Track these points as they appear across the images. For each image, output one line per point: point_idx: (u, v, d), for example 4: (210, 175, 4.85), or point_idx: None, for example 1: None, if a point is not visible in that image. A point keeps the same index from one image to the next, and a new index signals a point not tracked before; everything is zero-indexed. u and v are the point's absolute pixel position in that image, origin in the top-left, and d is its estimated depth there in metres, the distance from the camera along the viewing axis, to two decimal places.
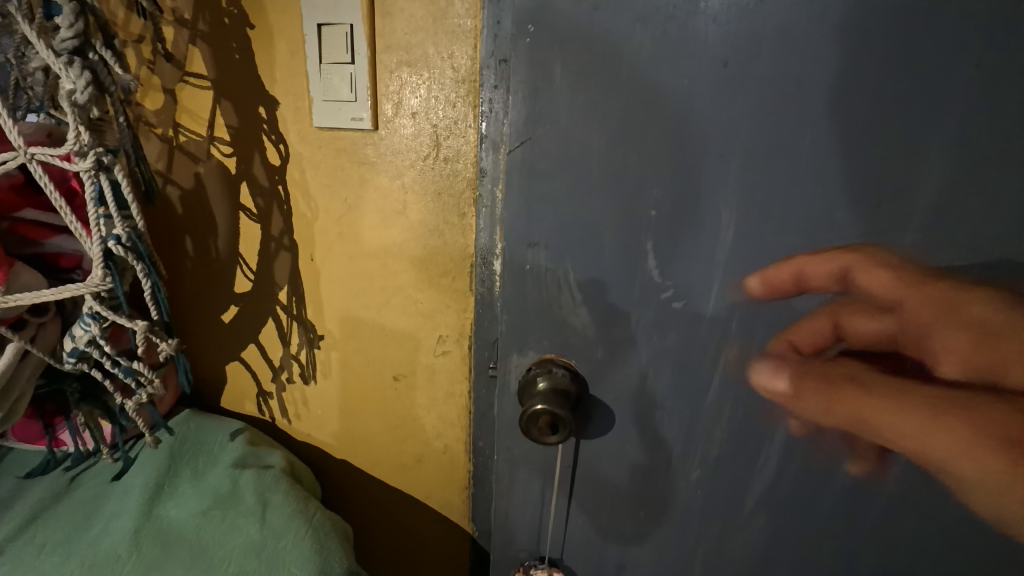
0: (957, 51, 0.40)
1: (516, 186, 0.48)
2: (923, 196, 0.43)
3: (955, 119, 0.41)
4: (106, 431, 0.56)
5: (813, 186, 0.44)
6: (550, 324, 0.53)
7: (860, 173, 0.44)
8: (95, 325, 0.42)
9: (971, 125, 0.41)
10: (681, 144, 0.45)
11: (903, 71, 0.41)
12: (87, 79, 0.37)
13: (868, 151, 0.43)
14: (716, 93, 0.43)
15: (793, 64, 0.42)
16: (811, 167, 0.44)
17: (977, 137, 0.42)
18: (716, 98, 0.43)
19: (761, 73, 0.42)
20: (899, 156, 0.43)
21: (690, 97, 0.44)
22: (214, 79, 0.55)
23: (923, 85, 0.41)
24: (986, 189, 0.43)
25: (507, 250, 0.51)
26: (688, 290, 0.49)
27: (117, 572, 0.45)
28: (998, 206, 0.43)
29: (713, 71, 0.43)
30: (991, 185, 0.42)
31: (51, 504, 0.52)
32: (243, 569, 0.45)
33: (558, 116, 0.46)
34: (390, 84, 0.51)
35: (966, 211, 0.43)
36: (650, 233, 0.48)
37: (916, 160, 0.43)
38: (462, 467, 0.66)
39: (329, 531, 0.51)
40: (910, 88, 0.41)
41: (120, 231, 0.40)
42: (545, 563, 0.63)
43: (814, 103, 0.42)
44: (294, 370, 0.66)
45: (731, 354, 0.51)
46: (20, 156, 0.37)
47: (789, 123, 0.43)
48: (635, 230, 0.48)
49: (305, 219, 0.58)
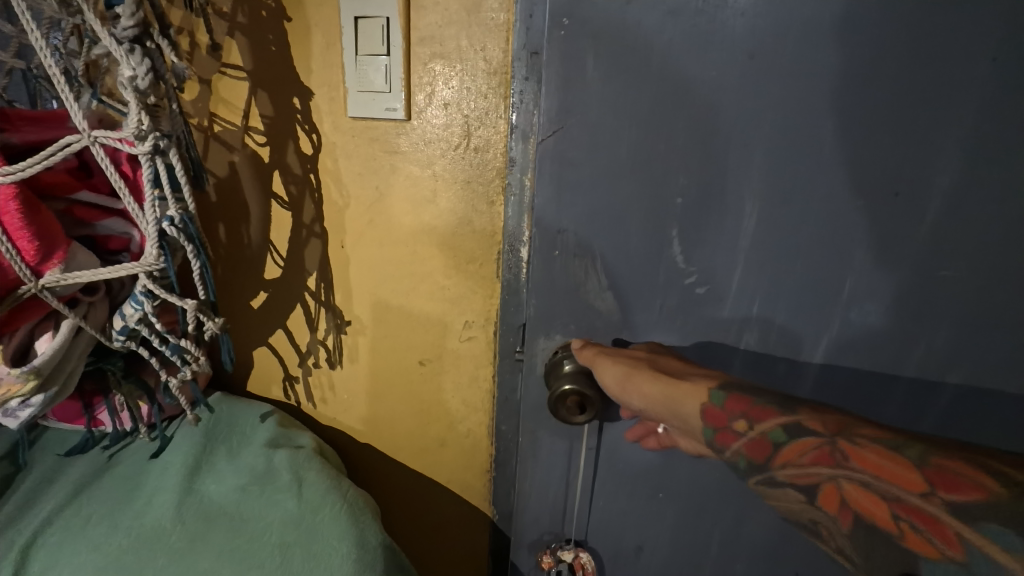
0: (980, 44, 0.41)
1: (547, 173, 0.50)
2: (940, 186, 0.45)
3: (974, 110, 0.43)
4: (144, 412, 0.58)
5: (835, 175, 0.46)
6: (576, 308, 0.55)
7: (882, 163, 0.45)
8: (147, 302, 0.44)
9: (992, 115, 0.43)
10: (707, 134, 0.47)
11: (924, 63, 0.42)
12: (146, 66, 0.39)
13: (890, 142, 0.45)
14: (744, 84, 0.45)
15: (817, 57, 0.43)
16: (834, 155, 0.46)
17: (999, 128, 0.43)
18: (743, 89, 0.45)
19: (787, 65, 0.44)
20: (921, 145, 0.44)
21: (718, 91, 0.46)
22: (249, 70, 0.56)
23: (944, 78, 0.42)
24: (1007, 176, 0.44)
25: (536, 235, 0.53)
26: (711, 275, 0.51)
27: (164, 542, 0.47)
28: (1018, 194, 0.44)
29: (738, 62, 0.45)
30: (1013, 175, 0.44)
31: (93, 480, 0.53)
32: (283, 541, 0.47)
33: (589, 107, 0.48)
34: (422, 76, 0.53)
35: (984, 198, 0.45)
36: (676, 220, 0.50)
37: (935, 150, 0.44)
38: (485, 450, 0.68)
39: (363, 506, 0.52)
40: (930, 79, 0.43)
41: (174, 213, 0.42)
42: (571, 544, 0.65)
43: (838, 94, 0.44)
44: (321, 355, 0.67)
45: (752, 337, 0.53)
46: (85, 139, 0.39)
47: (813, 114, 0.45)
48: (661, 217, 0.50)
49: (336, 206, 0.60)
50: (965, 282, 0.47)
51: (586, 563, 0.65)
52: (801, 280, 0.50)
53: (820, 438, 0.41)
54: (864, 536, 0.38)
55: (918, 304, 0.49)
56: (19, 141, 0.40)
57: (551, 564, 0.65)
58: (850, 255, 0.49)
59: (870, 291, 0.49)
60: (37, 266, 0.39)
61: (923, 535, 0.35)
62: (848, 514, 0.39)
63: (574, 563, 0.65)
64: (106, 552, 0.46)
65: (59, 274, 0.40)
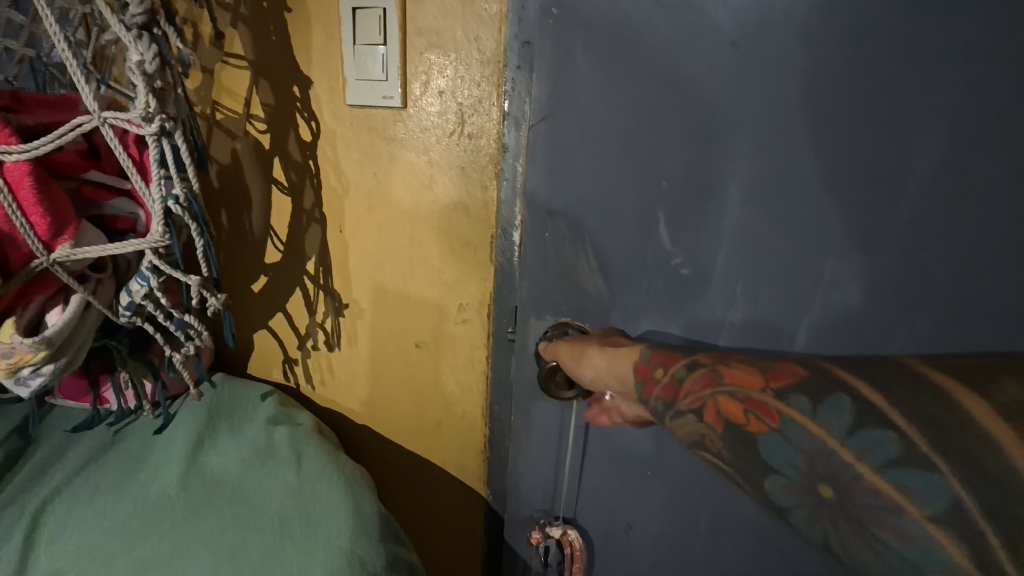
0: (958, 31, 0.42)
1: (538, 158, 0.52)
2: (917, 169, 0.46)
3: (953, 95, 0.43)
4: (148, 390, 0.60)
5: (817, 159, 0.47)
6: (567, 289, 0.57)
7: (863, 148, 0.46)
8: (153, 278, 0.46)
9: (973, 101, 0.43)
10: (692, 121, 0.49)
11: (903, 50, 0.43)
12: (154, 51, 0.40)
13: (870, 130, 0.45)
14: (727, 71, 0.47)
15: (797, 45, 0.45)
16: (817, 141, 0.47)
17: (970, 120, 0.43)
18: (727, 76, 0.47)
19: (768, 54, 0.46)
20: (903, 131, 0.45)
21: (702, 79, 0.47)
22: (251, 60, 0.58)
23: (924, 62, 0.43)
24: (988, 163, 0.44)
25: (529, 218, 0.55)
26: (697, 257, 0.53)
27: (169, 509, 0.49)
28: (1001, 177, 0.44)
29: (722, 51, 0.46)
30: (994, 161, 0.44)
31: (100, 453, 0.55)
32: (283, 509, 0.49)
33: (579, 94, 0.50)
34: (418, 66, 0.54)
35: (966, 184, 0.45)
36: (663, 203, 0.51)
37: (916, 136, 0.45)
38: (480, 431, 0.69)
39: (359, 479, 0.54)
40: (908, 65, 0.44)
41: (179, 192, 0.44)
42: (560, 521, 0.67)
43: (820, 80, 0.45)
44: (320, 338, 0.69)
45: (737, 319, 0.54)
46: (95, 119, 0.41)
47: (795, 99, 0.46)
48: (649, 201, 0.52)
49: (335, 192, 0.61)
50: (950, 269, 0.47)
51: (574, 540, 0.67)
52: (784, 263, 0.51)
53: (707, 368, 0.46)
54: (734, 439, 0.42)
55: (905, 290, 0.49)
56: (33, 123, 0.42)
57: (540, 540, 0.66)
58: (832, 239, 0.49)
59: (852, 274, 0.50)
60: (48, 241, 0.41)
61: (768, 417, 0.40)
62: (722, 423, 0.43)
63: (563, 539, 0.66)
64: (113, 518, 0.48)
65: (69, 249, 0.42)
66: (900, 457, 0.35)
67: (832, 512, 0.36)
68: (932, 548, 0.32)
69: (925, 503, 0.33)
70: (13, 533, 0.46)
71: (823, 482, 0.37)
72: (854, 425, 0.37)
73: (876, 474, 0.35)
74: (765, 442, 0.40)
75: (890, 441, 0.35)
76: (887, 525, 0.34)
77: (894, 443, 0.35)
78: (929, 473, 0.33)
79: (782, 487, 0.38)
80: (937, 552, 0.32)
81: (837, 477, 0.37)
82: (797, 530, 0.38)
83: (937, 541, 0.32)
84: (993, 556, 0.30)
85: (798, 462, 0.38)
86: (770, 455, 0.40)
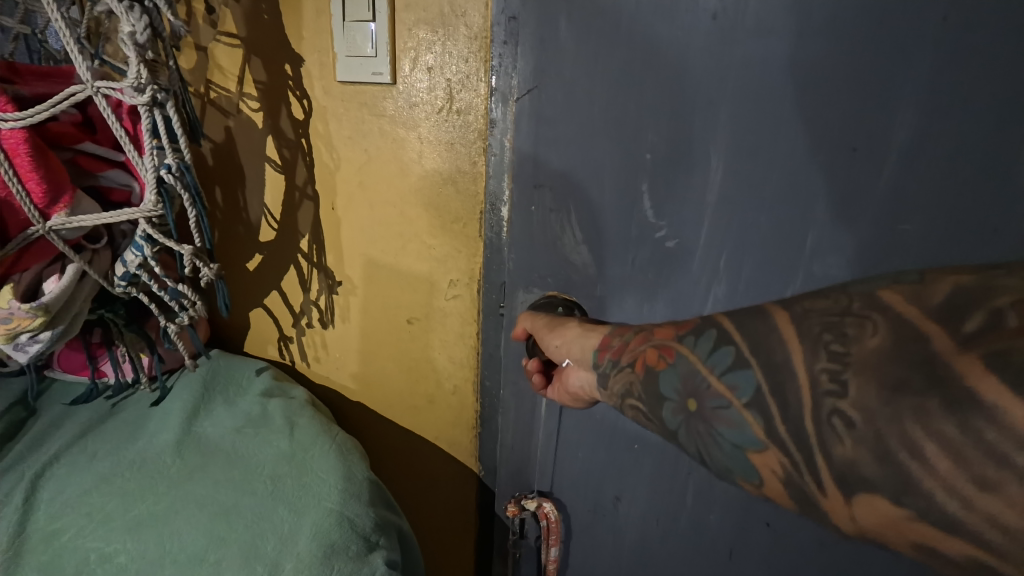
0: None
1: (525, 132, 0.54)
2: (897, 139, 0.46)
3: (927, 63, 0.43)
4: (144, 363, 0.61)
5: (796, 130, 0.47)
6: (553, 262, 0.58)
7: (840, 118, 0.46)
8: (148, 247, 0.47)
9: (947, 71, 0.43)
10: (676, 92, 0.49)
11: (881, 20, 0.43)
12: (145, 22, 0.41)
13: (850, 99, 0.45)
14: (710, 43, 0.47)
15: (780, 14, 0.45)
16: (793, 112, 0.47)
17: (950, 86, 0.44)
18: (709, 49, 0.47)
19: (749, 24, 0.46)
20: (882, 103, 0.45)
21: (684, 50, 0.48)
22: (244, 38, 0.59)
23: (903, 30, 0.43)
24: (962, 126, 0.44)
25: (516, 192, 0.56)
26: (681, 230, 0.53)
27: (165, 474, 0.50)
28: (972, 147, 0.45)
29: (703, 23, 0.47)
30: (966, 125, 0.44)
31: (98, 424, 0.56)
32: (276, 473, 0.51)
33: (564, 67, 0.51)
34: (407, 41, 0.55)
35: (942, 159, 0.46)
36: (646, 174, 0.52)
37: (898, 106, 0.45)
38: (471, 407, 0.69)
39: (351, 448, 0.55)
40: (887, 36, 0.43)
41: (171, 161, 0.45)
42: (536, 494, 0.70)
43: (802, 49, 0.45)
44: (314, 315, 0.70)
45: (721, 291, 0.54)
46: (88, 89, 0.43)
47: (778, 68, 0.46)
48: (634, 172, 0.53)
49: (327, 169, 0.62)
50: (926, 239, 0.48)
51: (550, 512, 0.69)
52: (766, 234, 0.52)
53: (647, 328, 0.47)
54: (644, 378, 0.44)
55: (884, 260, 0.49)
56: (29, 94, 0.43)
57: (515, 511, 0.68)
58: (813, 210, 0.50)
59: (834, 244, 0.50)
60: (45, 207, 0.43)
61: (668, 355, 0.42)
62: (641, 367, 0.44)
63: (538, 511, 0.69)
64: (111, 482, 0.49)
65: (66, 217, 0.44)
66: (734, 363, 0.37)
67: (694, 420, 0.39)
68: (745, 428, 0.35)
69: (743, 394, 0.35)
70: (13, 495, 0.48)
71: (690, 397, 0.39)
72: (714, 344, 0.39)
73: (719, 380, 0.37)
74: (662, 376, 0.42)
75: (731, 351, 0.37)
76: (727, 421, 0.36)
77: (732, 355, 0.37)
78: (746, 370, 0.36)
79: (670, 411, 0.41)
80: (748, 431, 0.35)
81: (699, 391, 0.39)
82: (681, 447, 0.40)
83: (748, 422, 0.35)
84: (775, 423, 0.33)
85: (678, 385, 0.40)
86: (662, 385, 0.42)
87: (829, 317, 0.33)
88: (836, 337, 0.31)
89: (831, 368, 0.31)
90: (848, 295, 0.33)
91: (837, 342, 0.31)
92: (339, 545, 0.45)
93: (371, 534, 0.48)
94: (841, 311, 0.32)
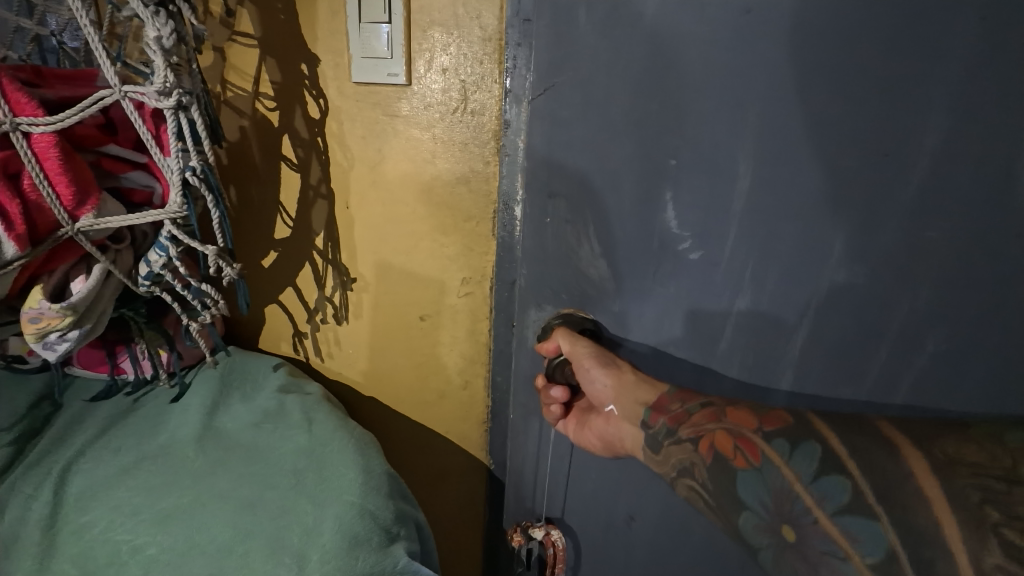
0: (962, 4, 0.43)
1: (539, 133, 0.54)
2: (918, 146, 0.46)
3: (944, 71, 0.44)
4: (163, 360, 0.62)
5: (819, 134, 0.47)
6: (569, 276, 0.59)
7: (862, 121, 0.46)
8: (171, 247, 0.48)
9: (965, 80, 0.44)
10: (700, 92, 0.48)
11: (901, 20, 0.44)
12: (170, 27, 0.42)
13: (870, 103, 0.46)
14: (738, 40, 0.46)
15: (813, 11, 0.44)
16: (816, 116, 0.47)
17: (968, 95, 0.45)
18: (737, 45, 0.46)
19: (777, 21, 0.45)
20: (904, 105, 0.46)
21: (710, 47, 0.47)
22: (260, 38, 0.59)
23: (927, 36, 0.44)
24: (978, 136, 0.45)
25: (529, 199, 0.56)
26: (706, 241, 0.53)
27: (190, 467, 0.52)
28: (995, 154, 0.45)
29: (732, 18, 0.46)
30: (988, 133, 0.45)
31: (120, 419, 0.58)
32: (297, 467, 0.52)
33: (581, 65, 0.50)
34: (422, 43, 0.55)
35: (965, 162, 0.46)
36: (671, 182, 0.52)
37: (920, 108, 0.45)
38: (482, 402, 0.71)
39: (369, 442, 0.57)
40: (907, 42, 0.44)
41: (195, 164, 0.46)
42: (543, 521, 0.71)
43: (827, 53, 0.45)
44: (329, 311, 0.72)
45: (743, 304, 0.54)
46: (116, 93, 0.43)
47: (806, 70, 0.46)
48: (656, 179, 0.52)
49: (341, 167, 0.63)
50: (944, 246, 0.49)
51: (557, 539, 0.71)
52: (787, 240, 0.51)
53: (715, 406, 0.52)
54: (716, 470, 0.49)
55: (903, 268, 0.50)
56: (54, 97, 0.44)
57: (521, 540, 0.70)
58: (838, 218, 0.49)
59: (859, 254, 0.50)
60: (73, 210, 0.44)
61: (751, 454, 0.47)
62: (712, 453, 0.50)
63: (545, 539, 0.70)
64: (137, 476, 0.50)
65: (93, 219, 0.44)
66: (848, 505, 0.40)
67: (787, 549, 0.43)
68: None
69: (863, 550, 0.38)
70: (42, 488, 0.49)
71: (784, 524, 0.43)
72: (818, 471, 0.42)
73: (828, 519, 0.40)
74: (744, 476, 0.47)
75: (846, 489, 0.40)
76: (832, 567, 0.39)
77: (846, 492, 0.40)
78: (869, 521, 0.38)
79: (753, 525, 0.45)
80: None
81: (797, 520, 0.42)
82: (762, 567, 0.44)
83: None
84: None
85: (767, 501, 0.45)
86: (744, 491, 0.46)
87: (988, 481, 0.36)
88: (1007, 519, 0.34)
89: (1003, 565, 0.32)
90: (1010, 458, 0.37)
91: (1007, 527, 0.34)
92: (362, 537, 0.46)
93: (391, 526, 0.49)
94: (1006, 477, 0.36)
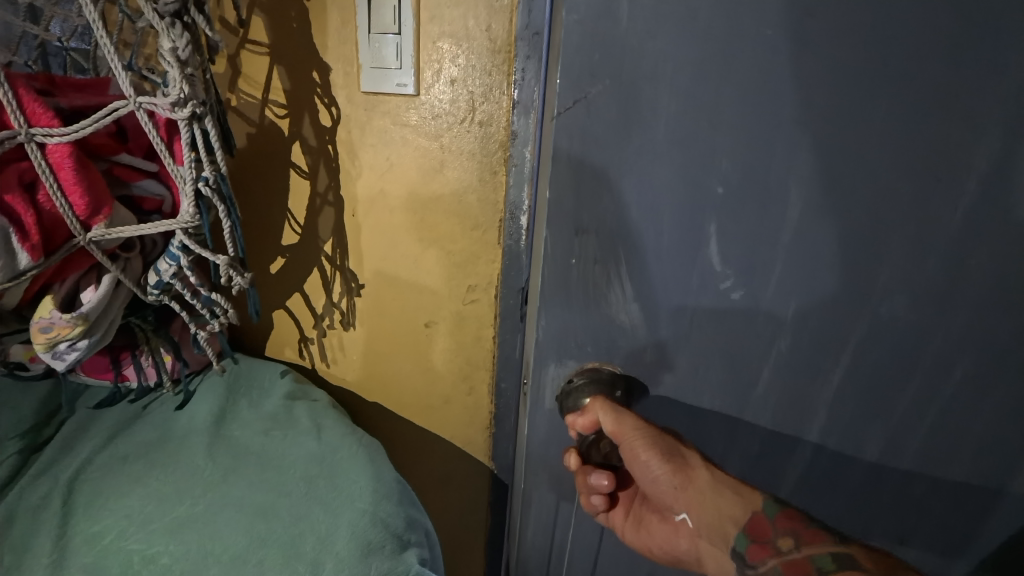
0: None
1: (566, 156, 0.41)
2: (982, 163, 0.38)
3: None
4: (169, 365, 0.62)
5: (886, 127, 0.38)
6: (593, 322, 0.47)
7: (931, 112, 0.37)
8: (183, 256, 0.48)
9: None
10: (747, 99, 0.38)
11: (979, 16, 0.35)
12: (186, 39, 0.42)
13: None
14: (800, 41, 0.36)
15: None
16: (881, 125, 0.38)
17: None
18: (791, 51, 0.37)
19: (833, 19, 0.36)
20: (962, 91, 0.37)
21: (766, 55, 0.37)
22: (270, 45, 0.59)
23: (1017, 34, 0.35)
24: None
25: (548, 241, 0.45)
26: (750, 278, 0.43)
27: (200, 476, 0.52)
28: None
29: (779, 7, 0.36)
30: None
31: (127, 426, 0.58)
32: (308, 474, 0.53)
33: (621, 71, 0.39)
34: (431, 54, 0.56)
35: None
36: (714, 211, 0.41)
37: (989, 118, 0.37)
38: (486, 409, 0.72)
39: (379, 448, 0.57)
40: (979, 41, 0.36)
41: (208, 174, 0.46)
42: None
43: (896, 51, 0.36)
44: (336, 318, 0.72)
45: (782, 341, 0.45)
46: (130, 104, 0.43)
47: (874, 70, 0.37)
48: (698, 207, 0.41)
49: (349, 175, 0.63)
50: (999, 277, 0.41)
51: None
52: (833, 268, 0.42)
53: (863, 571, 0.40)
54: None
55: (939, 286, 0.42)
56: (67, 106, 0.44)
57: None
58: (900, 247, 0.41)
59: (901, 279, 0.42)
60: (85, 220, 0.44)
61: None
62: None
63: None
64: (147, 485, 0.50)
65: (105, 229, 0.45)
66: None
67: None
68: None
69: None
70: (51, 499, 0.48)
71: None
72: None
73: None
74: None
75: None
76: None
77: None
78: None
79: None
80: None
81: None
82: None
83: None
84: None
85: None
86: None
87: None
88: None
89: None
90: None
91: None
92: (376, 544, 0.47)
93: (404, 533, 0.50)
94: None
